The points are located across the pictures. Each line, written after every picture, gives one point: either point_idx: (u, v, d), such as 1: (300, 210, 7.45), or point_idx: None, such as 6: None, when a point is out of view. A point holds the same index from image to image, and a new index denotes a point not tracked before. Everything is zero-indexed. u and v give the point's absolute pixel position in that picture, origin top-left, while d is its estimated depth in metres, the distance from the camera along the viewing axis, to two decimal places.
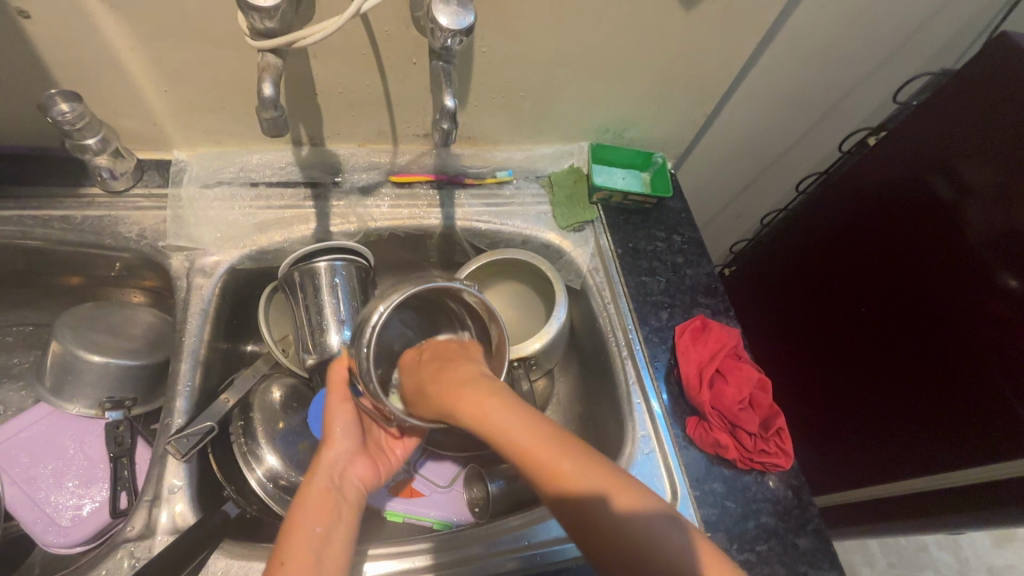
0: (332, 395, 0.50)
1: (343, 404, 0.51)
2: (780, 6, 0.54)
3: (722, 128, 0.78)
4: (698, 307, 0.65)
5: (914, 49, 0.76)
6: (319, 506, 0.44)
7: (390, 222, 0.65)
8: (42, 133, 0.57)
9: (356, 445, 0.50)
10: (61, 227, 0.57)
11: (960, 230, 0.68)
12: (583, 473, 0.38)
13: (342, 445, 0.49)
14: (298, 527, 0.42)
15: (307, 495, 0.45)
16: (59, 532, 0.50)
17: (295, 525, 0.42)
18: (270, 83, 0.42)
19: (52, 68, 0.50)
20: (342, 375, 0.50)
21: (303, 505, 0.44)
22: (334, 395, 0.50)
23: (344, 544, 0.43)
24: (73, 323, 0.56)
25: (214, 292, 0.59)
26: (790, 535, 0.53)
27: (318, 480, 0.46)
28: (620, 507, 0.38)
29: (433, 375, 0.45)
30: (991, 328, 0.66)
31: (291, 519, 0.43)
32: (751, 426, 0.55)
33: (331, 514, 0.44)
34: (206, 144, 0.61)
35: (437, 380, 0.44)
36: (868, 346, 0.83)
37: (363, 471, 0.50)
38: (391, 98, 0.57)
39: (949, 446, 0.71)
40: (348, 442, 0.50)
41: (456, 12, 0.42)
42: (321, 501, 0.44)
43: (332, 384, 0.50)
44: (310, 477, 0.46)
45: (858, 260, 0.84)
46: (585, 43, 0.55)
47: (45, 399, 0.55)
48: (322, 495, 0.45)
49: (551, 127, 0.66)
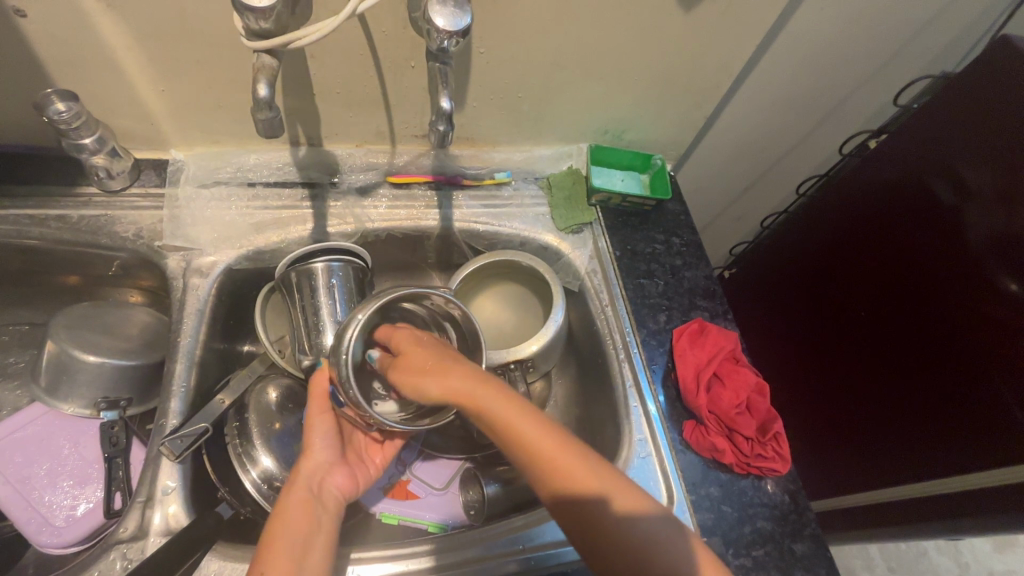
0: (312, 407, 0.51)
1: (323, 414, 0.51)
2: (779, 9, 0.54)
3: (721, 130, 0.78)
4: (696, 310, 0.65)
5: (915, 51, 0.75)
6: (298, 514, 0.44)
7: (388, 223, 0.65)
8: (39, 132, 0.57)
9: (335, 455, 0.50)
10: (57, 226, 0.57)
11: (962, 234, 0.68)
12: (582, 470, 0.40)
13: (322, 454, 0.49)
14: (278, 537, 0.42)
15: (287, 501, 0.45)
16: (53, 532, 0.50)
17: (275, 535, 0.42)
18: (265, 84, 0.42)
19: (48, 68, 0.50)
20: (323, 386, 0.51)
21: (285, 511, 0.44)
22: (313, 407, 0.51)
23: (323, 551, 0.43)
24: (68, 322, 0.56)
25: (210, 293, 0.59)
26: (786, 540, 0.53)
27: (298, 488, 0.46)
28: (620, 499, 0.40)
29: (423, 364, 0.45)
30: (989, 333, 0.65)
31: (271, 526, 0.43)
32: (748, 430, 0.55)
33: (309, 518, 0.44)
34: (203, 144, 0.61)
35: (430, 371, 0.44)
36: (868, 352, 0.82)
37: (343, 480, 0.49)
38: (388, 99, 0.57)
39: (949, 450, 0.70)
40: (329, 448, 0.50)
41: (452, 13, 0.41)
42: (301, 509, 0.44)
43: (313, 395, 0.51)
44: (289, 486, 0.46)
45: (858, 265, 0.83)
46: (583, 45, 0.55)
47: (40, 399, 0.55)
48: (302, 504, 0.45)
49: (549, 128, 0.66)
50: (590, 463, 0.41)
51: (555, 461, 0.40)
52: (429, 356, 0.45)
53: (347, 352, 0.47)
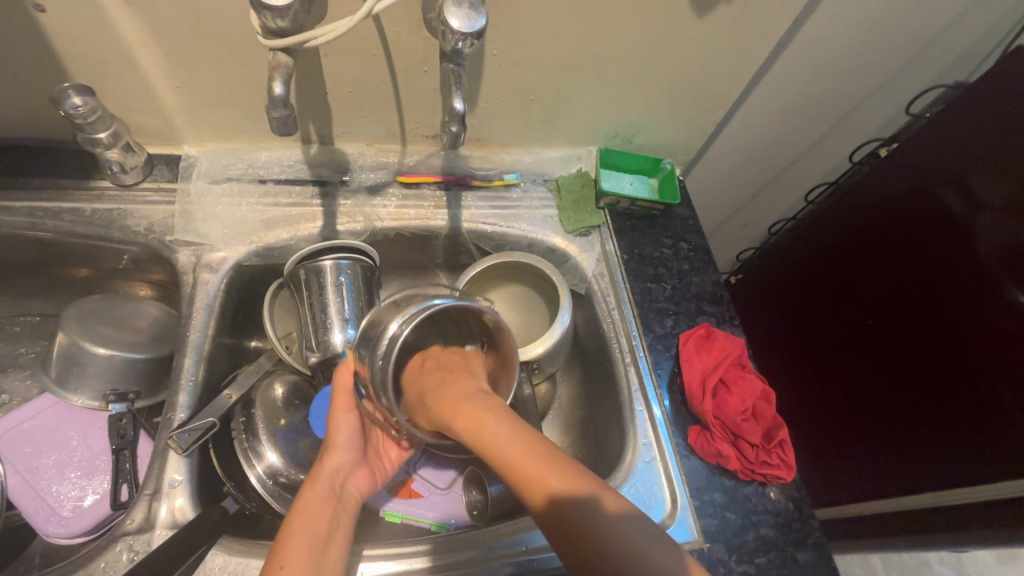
0: (337, 404, 0.50)
1: (348, 413, 0.51)
2: (792, 14, 0.54)
3: (731, 135, 0.78)
4: (703, 315, 0.65)
5: (928, 60, 0.75)
6: (319, 511, 0.44)
7: (397, 222, 0.65)
8: (56, 126, 0.57)
9: (357, 453, 0.50)
10: (71, 218, 0.58)
11: (972, 242, 0.68)
12: (562, 477, 0.39)
13: (346, 451, 0.50)
14: (297, 532, 0.42)
15: (306, 500, 0.45)
16: (60, 523, 0.50)
17: (295, 530, 0.42)
18: (280, 83, 0.42)
19: (66, 62, 0.50)
20: (347, 382, 0.50)
21: (305, 507, 0.44)
22: (338, 404, 0.50)
23: (341, 548, 0.43)
24: (79, 315, 0.56)
25: (220, 288, 0.59)
26: (789, 548, 0.53)
27: (320, 485, 0.46)
28: (604, 507, 0.38)
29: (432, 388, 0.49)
30: (997, 347, 0.65)
31: (289, 524, 0.42)
32: (753, 436, 0.55)
33: (328, 517, 0.44)
34: (216, 140, 0.61)
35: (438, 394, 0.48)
36: (874, 362, 0.82)
37: (362, 480, 0.50)
38: (400, 99, 0.58)
39: (954, 459, 0.70)
40: (352, 446, 0.50)
41: (467, 15, 0.42)
42: (321, 506, 0.44)
43: (337, 393, 0.50)
44: (311, 485, 0.46)
45: (869, 276, 0.82)
46: (596, 48, 0.55)
47: (50, 390, 0.55)
48: (322, 503, 0.45)
49: (559, 131, 0.66)
50: (565, 472, 0.39)
51: (526, 472, 0.39)
52: (434, 379, 0.50)
53: (384, 362, 0.47)
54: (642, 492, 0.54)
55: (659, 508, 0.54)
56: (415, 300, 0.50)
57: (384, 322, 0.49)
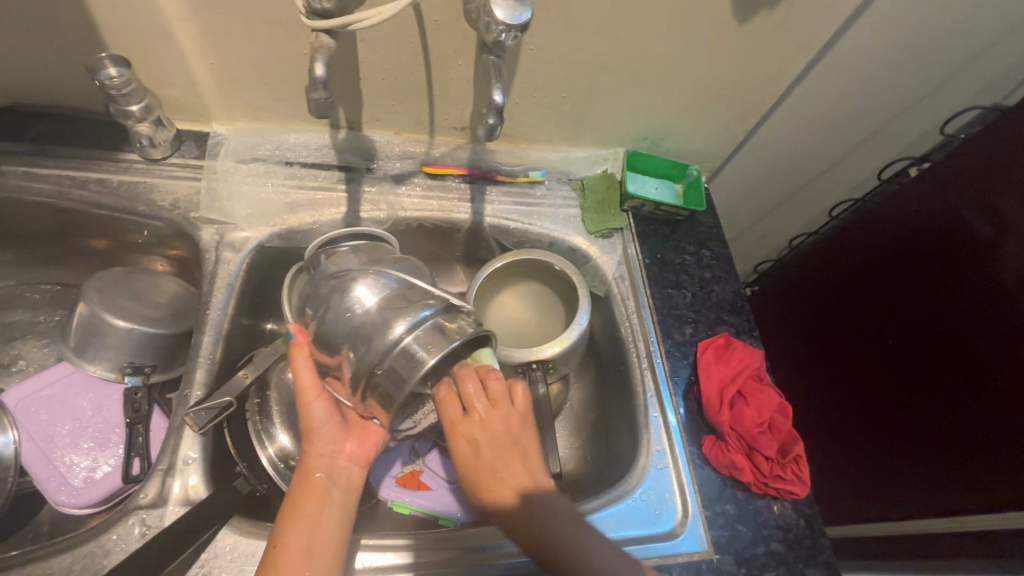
0: (304, 392, 0.46)
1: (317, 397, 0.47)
2: (834, 24, 0.54)
3: (759, 144, 0.77)
4: (722, 325, 0.64)
5: (967, 81, 0.74)
6: (305, 501, 0.43)
7: (420, 213, 0.65)
8: (87, 95, 0.57)
9: (338, 432, 0.47)
10: (98, 189, 0.58)
11: (999, 269, 0.66)
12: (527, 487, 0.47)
13: (324, 433, 0.46)
14: (289, 528, 0.42)
15: (295, 494, 0.44)
16: (71, 492, 0.50)
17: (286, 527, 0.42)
18: (321, 64, 0.41)
19: (104, 34, 0.50)
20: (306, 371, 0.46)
21: (297, 499, 0.43)
22: (305, 392, 0.46)
23: (338, 524, 0.43)
24: (101, 286, 0.56)
25: (241, 268, 0.59)
26: (798, 564, 0.52)
27: (307, 471, 0.45)
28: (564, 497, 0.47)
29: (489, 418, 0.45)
30: (1012, 375, 0.64)
31: (286, 510, 0.43)
32: (769, 450, 0.54)
33: (323, 500, 0.44)
34: (245, 119, 0.61)
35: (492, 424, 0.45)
36: (892, 380, 0.81)
37: (353, 451, 0.47)
38: (433, 89, 0.57)
39: (969, 488, 0.69)
40: (329, 428, 0.47)
41: (512, 7, 0.41)
42: (308, 495, 0.43)
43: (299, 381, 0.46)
44: (301, 475, 0.45)
45: (889, 296, 0.82)
46: (633, 49, 0.54)
47: (68, 359, 0.56)
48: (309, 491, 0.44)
49: (589, 130, 0.66)
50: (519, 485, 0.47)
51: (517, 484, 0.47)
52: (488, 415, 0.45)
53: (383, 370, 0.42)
54: (654, 499, 0.54)
55: (671, 515, 0.54)
56: (414, 304, 0.44)
57: (385, 320, 0.43)
